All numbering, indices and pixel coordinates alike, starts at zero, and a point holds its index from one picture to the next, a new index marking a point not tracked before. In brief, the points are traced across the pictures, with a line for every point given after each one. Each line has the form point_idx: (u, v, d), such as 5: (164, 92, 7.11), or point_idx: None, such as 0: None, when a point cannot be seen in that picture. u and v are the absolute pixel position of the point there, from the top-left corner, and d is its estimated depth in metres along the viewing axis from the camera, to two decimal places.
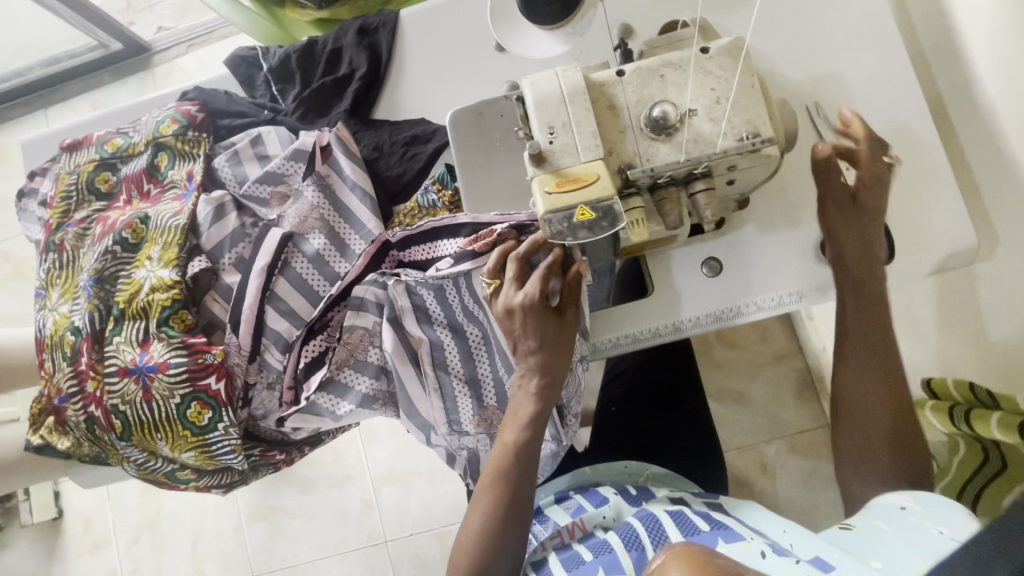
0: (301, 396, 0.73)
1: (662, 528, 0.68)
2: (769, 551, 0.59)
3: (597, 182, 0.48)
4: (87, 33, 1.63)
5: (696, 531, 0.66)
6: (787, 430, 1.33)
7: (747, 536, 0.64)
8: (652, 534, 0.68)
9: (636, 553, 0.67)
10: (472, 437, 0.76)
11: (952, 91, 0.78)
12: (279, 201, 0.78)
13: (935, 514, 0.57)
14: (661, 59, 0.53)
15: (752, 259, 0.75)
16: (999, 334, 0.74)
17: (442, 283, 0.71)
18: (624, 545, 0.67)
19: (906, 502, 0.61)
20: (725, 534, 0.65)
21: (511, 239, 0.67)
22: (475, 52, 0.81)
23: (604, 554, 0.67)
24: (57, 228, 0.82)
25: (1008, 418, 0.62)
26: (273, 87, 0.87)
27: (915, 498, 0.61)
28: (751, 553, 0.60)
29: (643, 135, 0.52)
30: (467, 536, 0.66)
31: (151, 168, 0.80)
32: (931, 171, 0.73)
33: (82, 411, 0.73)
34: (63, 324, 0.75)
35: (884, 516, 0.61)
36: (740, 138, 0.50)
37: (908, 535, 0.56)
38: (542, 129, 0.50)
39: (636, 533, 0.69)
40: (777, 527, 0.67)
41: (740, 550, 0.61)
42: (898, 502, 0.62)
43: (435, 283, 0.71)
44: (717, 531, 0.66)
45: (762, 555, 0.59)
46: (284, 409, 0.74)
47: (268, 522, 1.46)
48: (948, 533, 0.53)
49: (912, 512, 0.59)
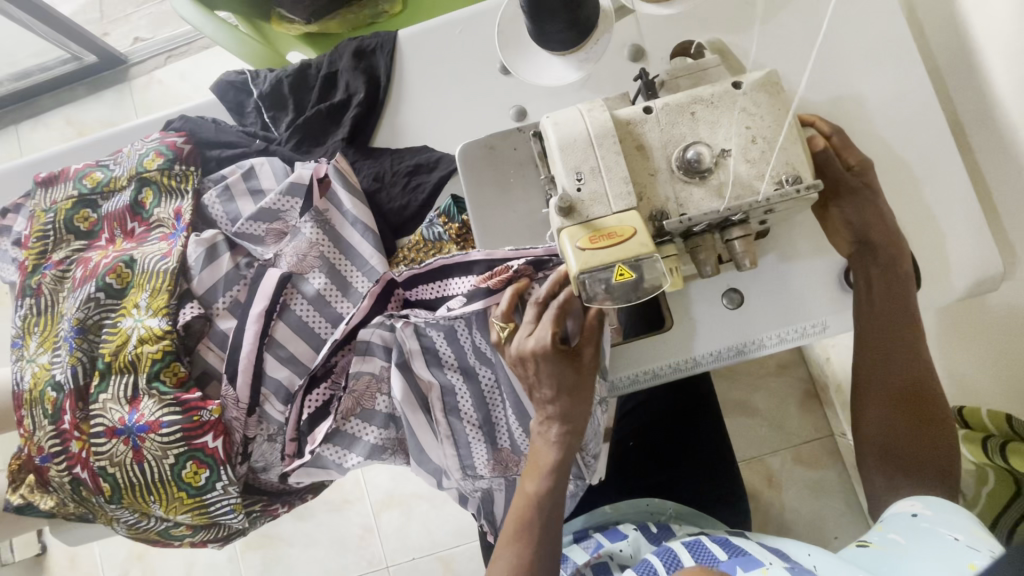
0: (305, 448, 0.68)
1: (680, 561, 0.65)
2: None
3: (634, 237, 0.44)
4: (59, 45, 1.55)
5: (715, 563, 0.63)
6: (794, 441, 1.31)
7: (767, 562, 0.60)
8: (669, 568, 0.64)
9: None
10: (487, 481, 0.70)
11: (969, 109, 0.76)
12: (275, 238, 0.73)
13: (950, 522, 0.54)
14: (691, 95, 0.49)
15: (777, 288, 0.71)
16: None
17: (454, 323, 0.66)
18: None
19: (917, 508, 0.59)
20: (743, 561, 0.61)
21: (527, 276, 0.64)
22: (478, 74, 0.77)
23: None
24: (33, 270, 0.76)
25: None
26: (264, 114, 0.83)
27: (926, 504, 0.58)
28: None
29: (676, 177, 0.48)
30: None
31: (134, 206, 0.75)
32: (954, 193, 0.71)
33: (66, 473, 0.68)
34: (43, 378, 0.70)
35: (898, 527, 0.58)
36: (780, 182, 0.47)
37: (926, 547, 0.52)
38: (568, 174, 0.47)
39: (653, 569, 0.65)
40: (802, 551, 0.62)
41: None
42: (907, 507, 0.60)
43: (446, 324, 0.66)
44: (734, 560, 0.62)
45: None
46: (286, 462, 0.69)
47: (265, 552, 1.40)
48: (967, 544, 0.50)
49: (925, 520, 0.56)
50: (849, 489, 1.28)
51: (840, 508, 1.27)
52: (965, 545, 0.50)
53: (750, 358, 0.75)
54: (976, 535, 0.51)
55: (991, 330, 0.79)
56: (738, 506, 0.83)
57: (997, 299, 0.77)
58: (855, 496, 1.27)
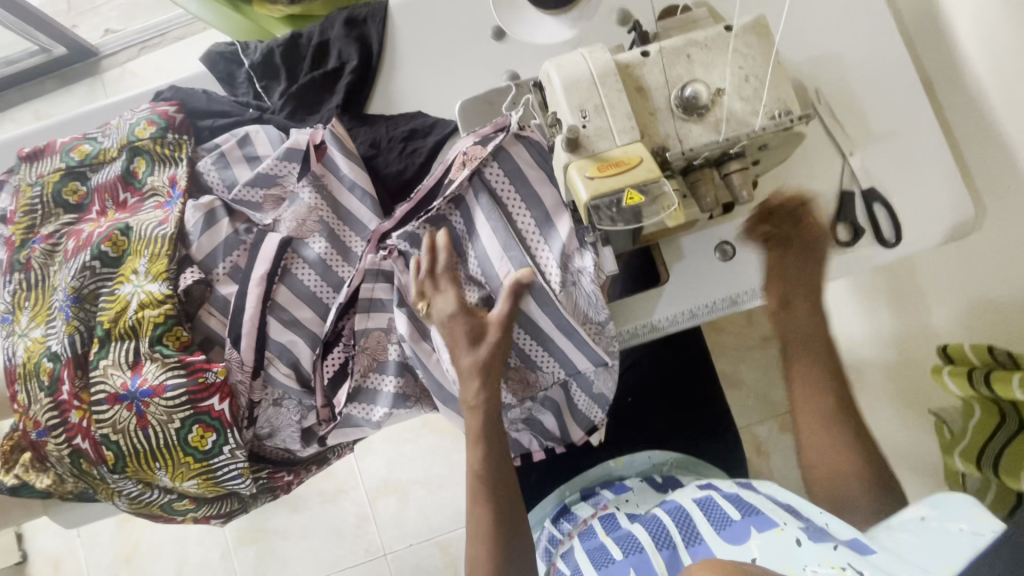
0: (336, 412, 0.70)
1: (693, 522, 0.66)
2: (804, 538, 0.57)
3: (641, 164, 0.46)
4: (26, 37, 1.50)
5: (727, 523, 0.64)
6: (779, 410, 1.36)
7: (781, 522, 0.61)
8: (683, 531, 0.66)
9: (667, 552, 0.65)
10: (518, 406, 0.73)
11: (937, 70, 0.81)
12: (273, 204, 0.73)
13: (954, 514, 0.51)
14: (686, 38, 0.51)
15: (765, 239, 0.75)
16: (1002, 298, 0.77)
17: (438, 241, 0.67)
18: (655, 544, 0.65)
19: (925, 512, 0.54)
20: (756, 522, 0.62)
21: (480, 152, 0.64)
22: (471, 40, 0.78)
23: (635, 553, 0.65)
24: (21, 245, 0.74)
25: None
26: (256, 83, 0.82)
27: (933, 504, 0.54)
28: (786, 544, 0.58)
29: (675, 115, 0.50)
30: (476, 541, 0.66)
31: (127, 175, 0.74)
32: (928, 146, 0.74)
33: (65, 446, 0.66)
34: (37, 351, 0.68)
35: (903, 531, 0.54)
36: (773, 116, 0.49)
37: (922, 544, 0.50)
38: (573, 112, 0.48)
39: (666, 530, 0.66)
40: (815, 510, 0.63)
41: (774, 540, 0.59)
42: (916, 513, 0.55)
43: (428, 240, 0.67)
44: (748, 519, 0.63)
45: (798, 544, 0.57)
46: (322, 426, 0.71)
47: (259, 546, 1.38)
48: (972, 531, 0.47)
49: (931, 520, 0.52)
50: None
51: None
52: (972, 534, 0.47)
53: (742, 309, 0.78)
54: (978, 520, 0.48)
55: (965, 278, 0.84)
56: (735, 457, 0.86)
57: (966, 249, 0.83)
58: None
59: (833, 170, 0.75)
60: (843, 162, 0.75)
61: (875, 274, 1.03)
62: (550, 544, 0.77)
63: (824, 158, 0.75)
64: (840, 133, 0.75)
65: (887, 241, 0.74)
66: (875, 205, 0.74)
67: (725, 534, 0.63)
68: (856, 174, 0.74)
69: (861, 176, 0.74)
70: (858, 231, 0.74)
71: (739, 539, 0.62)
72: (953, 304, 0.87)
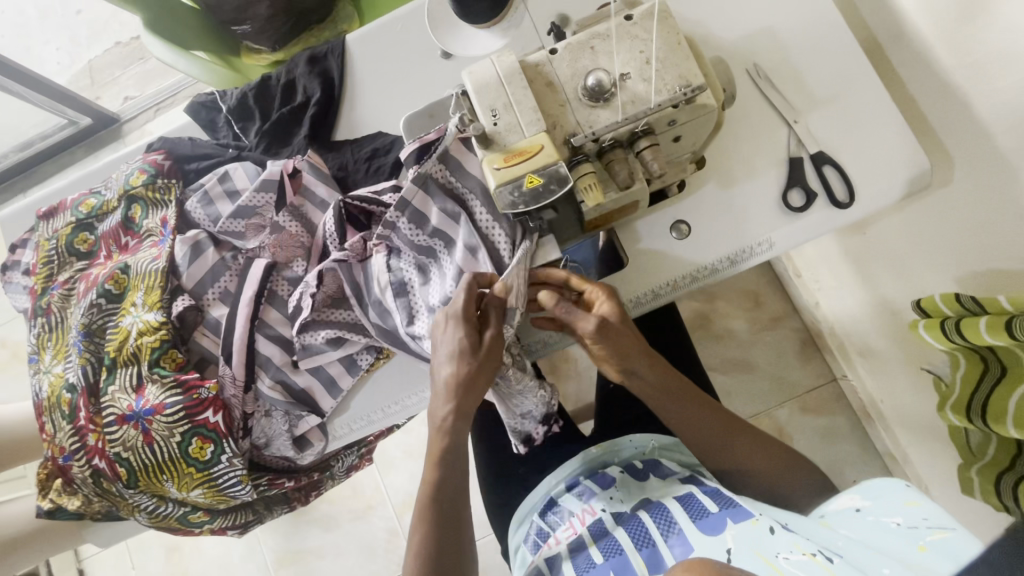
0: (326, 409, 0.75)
1: (672, 518, 0.68)
2: (778, 527, 0.61)
3: (541, 152, 0.52)
4: (55, 112, 1.65)
5: (704, 515, 0.67)
6: (796, 390, 1.33)
7: (755, 513, 0.64)
8: (661, 528, 0.68)
9: (646, 551, 0.66)
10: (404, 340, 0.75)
11: (883, 29, 0.81)
12: (254, 232, 0.77)
13: (886, 506, 0.59)
14: (589, 32, 0.55)
15: (722, 214, 0.76)
16: (989, 243, 0.76)
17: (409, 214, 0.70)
18: (634, 544, 0.68)
19: (855, 501, 0.62)
20: (732, 512, 0.65)
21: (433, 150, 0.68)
22: (421, 61, 0.84)
23: (614, 556, 0.68)
24: (43, 293, 0.83)
25: (996, 320, 0.63)
26: (235, 125, 0.90)
27: (862, 496, 0.62)
28: (761, 532, 0.61)
29: (583, 105, 0.54)
30: None
31: (126, 221, 0.82)
32: (877, 103, 0.74)
33: (86, 466, 0.74)
34: (58, 384, 0.76)
35: (842, 522, 0.61)
36: (674, 92, 0.52)
37: (875, 540, 0.57)
38: (485, 112, 0.53)
39: (646, 530, 0.68)
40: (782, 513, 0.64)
41: (749, 530, 0.62)
42: (847, 501, 0.63)
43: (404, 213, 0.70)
44: (724, 511, 0.66)
45: (771, 532, 0.61)
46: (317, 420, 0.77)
47: (296, 567, 1.43)
48: (908, 527, 0.56)
49: (868, 513, 0.60)
50: (860, 430, 1.29)
51: (853, 449, 1.28)
52: (910, 528, 0.56)
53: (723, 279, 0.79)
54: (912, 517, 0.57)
55: (948, 230, 0.82)
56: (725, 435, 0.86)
57: (941, 202, 0.82)
58: (867, 436, 1.28)
59: (780, 139, 0.76)
60: (788, 130, 0.76)
61: (867, 239, 1.02)
62: (538, 537, 0.78)
63: (769, 129, 0.76)
64: (782, 103, 0.76)
65: (841, 203, 0.74)
66: (825, 167, 0.75)
67: (701, 523, 0.66)
68: (802, 141, 0.75)
69: (809, 141, 0.75)
70: (811, 196, 0.74)
71: (715, 530, 0.64)
72: (940, 258, 0.85)
